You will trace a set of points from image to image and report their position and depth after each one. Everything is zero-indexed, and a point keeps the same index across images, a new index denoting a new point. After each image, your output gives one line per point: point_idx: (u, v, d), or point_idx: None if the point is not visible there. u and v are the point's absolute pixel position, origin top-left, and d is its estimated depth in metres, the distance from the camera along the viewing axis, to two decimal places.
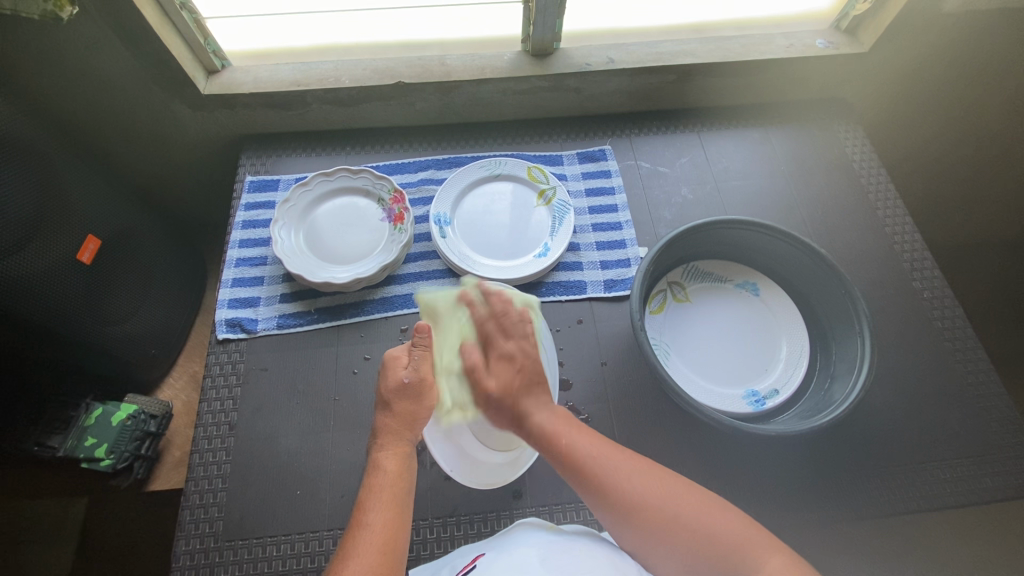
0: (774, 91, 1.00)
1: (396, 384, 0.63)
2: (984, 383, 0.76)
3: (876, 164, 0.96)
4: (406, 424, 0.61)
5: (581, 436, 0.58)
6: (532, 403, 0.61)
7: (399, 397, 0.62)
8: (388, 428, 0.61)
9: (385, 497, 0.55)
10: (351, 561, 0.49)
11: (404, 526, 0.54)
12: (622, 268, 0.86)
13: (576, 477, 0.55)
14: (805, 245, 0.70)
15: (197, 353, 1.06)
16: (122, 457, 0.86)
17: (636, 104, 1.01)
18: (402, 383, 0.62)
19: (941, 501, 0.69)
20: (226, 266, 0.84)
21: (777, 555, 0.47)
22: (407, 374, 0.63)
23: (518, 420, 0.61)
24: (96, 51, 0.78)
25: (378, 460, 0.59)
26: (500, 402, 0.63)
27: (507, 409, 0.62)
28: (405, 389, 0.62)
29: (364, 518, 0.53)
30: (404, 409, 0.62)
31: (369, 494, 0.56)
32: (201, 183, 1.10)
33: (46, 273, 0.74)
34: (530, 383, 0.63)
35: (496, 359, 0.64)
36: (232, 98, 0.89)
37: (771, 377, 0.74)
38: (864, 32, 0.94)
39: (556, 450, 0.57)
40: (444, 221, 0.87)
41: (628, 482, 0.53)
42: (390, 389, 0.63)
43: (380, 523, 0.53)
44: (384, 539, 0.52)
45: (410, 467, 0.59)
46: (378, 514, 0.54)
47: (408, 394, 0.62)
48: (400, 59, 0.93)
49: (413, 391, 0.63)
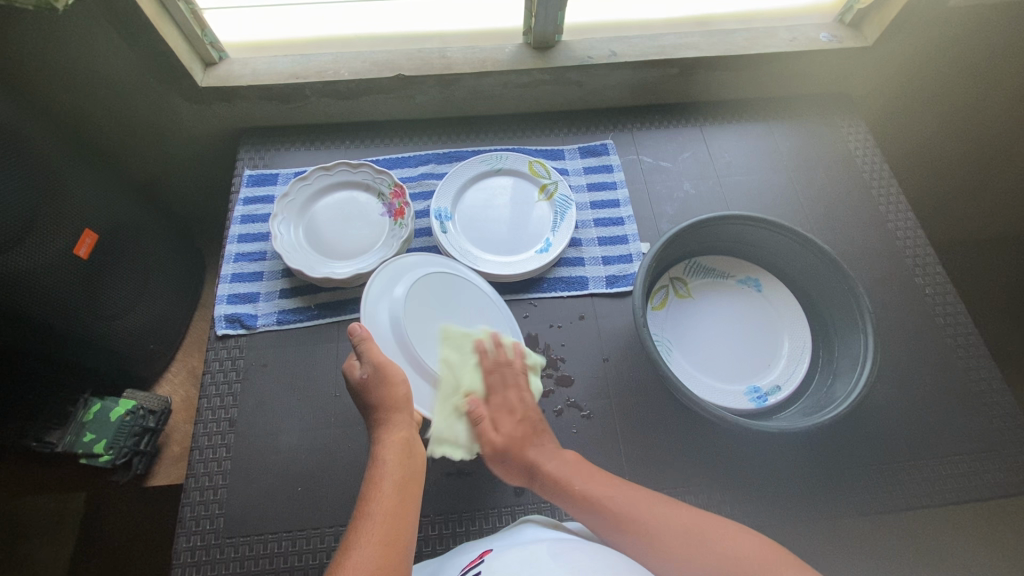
0: (777, 85, 1.00)
1: (358, 383, 0.61)
2: (985, 380, 0.76)
3: (879, 159, 0.96)
4: (394, 408, 0.60)
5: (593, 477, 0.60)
6: (539, 451, 0.63)
7: (368, 388, 0.60)
8: (379, 419, 0.60)
9: (387, 487, 0.55)
10: (353, 551, 0.49)
11: (408, 517, 0.54)
12: (624, 263, 0.85)
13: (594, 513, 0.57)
14: (809, 241, 0.70)
15: (196, 348, 1.06)
16: (121, 452, 0.85)
17: (638, 98, 1.00)
18: (361, 377, 0.61)
19: (943, 497, 0.69)
20: (225, 261, 0.84)
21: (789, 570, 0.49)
22: (362, 369, 0.61)
23: (529, 471, 0.62)
24: (93, 42, 0.78)
25: (378, 452, 0.58)
26: (506, 456, 0.62)
27: (515, 462, 0.62)
28: (368, 383, 0.60)
29: (367, 509, 0.53)
30: (379, 398, 0.60)
31: (372, 485, 0.56)
32: (200, 177, 1.09)
33: (44, 267, 0.73)
34: (534, 430, 0.64)
35: (499, 408, 0.65)
36: (230, 91, 0.88)
37: (773, 373, 0.74)
38: (868, 26, 0.93)
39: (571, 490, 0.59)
40: (445, 216, 0.86)
41: (646, 511, 0.56)
42: (357, 390, 0.61)
43: (382, 513, 0.53)
44: (387, 528, 0.52)
45: (411, 455, 0.59)
46: (380, 504, 0.54)
47: (375, 383, 0.60)
48: (400, 51, 0.92)
49: (379, 378, 0.60)
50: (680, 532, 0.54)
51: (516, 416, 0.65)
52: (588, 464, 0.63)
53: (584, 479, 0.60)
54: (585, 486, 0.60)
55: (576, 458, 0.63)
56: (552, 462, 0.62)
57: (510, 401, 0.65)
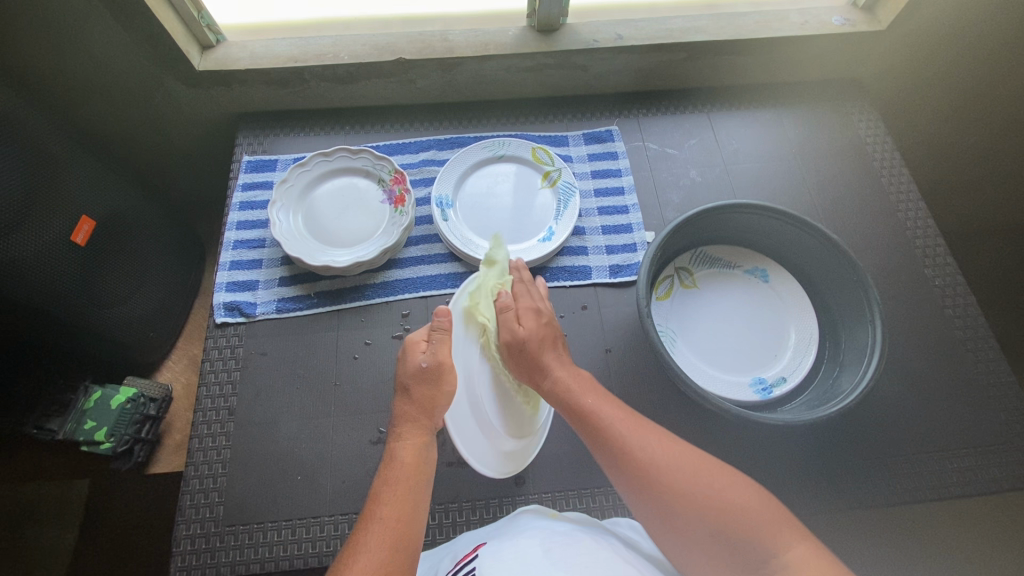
0: (787, 70, 0.97)
1: (414, 369, 0.62)
2: (994, 373, 0.75)
3: (890, 147, 0.93)
4: (424, 411, 0.60)
5: (604, 398, 0.58)
6: (553, 357, 0.63)
7: (417, 381, 0.62)
8: (407, 417, 0.60)
9: (399, 490, 0.54)
10: (360, 552, 0.48)
11: (417, 521, 0.52)
12: (628, 252, 0.84)
13: (626, 475, 0.53)
14: (819, 231, 0.68)
15: (196, 336, 1.05)
16: (122, 440, 0.84)
17: (645, 83, 0.98)
18: (420, 367, 0.62)
19: (947, 490, 0.68)
20: (224, 248, 0.83)
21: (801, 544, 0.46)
22: (425, 359, 0.63)
23: (539, 372, 0.62)
24: (86, 23, 0.76)
25: (395, 451, 0.58)
26: (522, 352, 0.64)
27: (532, 359, 0.63)
28: (423, 373, 0.62)
29: (377, 509, 0.52)
30: (422, 394, 0.61)
31: (385, 486, 0.54)
32: (198, 162, 1.08)
33: (41, 253, 0.73)
34: (552, 339, 0.65)
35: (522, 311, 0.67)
36: (227, 75, 0.86)
37: (779, 365, 0.73)
38: (882, 8, 0.91)
39: (578, 404, 0.58)
40: (446, 204, 0.84)
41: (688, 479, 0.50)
42: (409, 373, 0.62)
43: (393, 517, 0.51)
44: (395, 533, 0.50)
45: (426, 460, 0.58)
46: (392, 507, 0.52)
47: (426, 377, 0.62)
48: (400, 34, 0.90)
49: (432, 375, 0.62)
50: (664, 471, 0.51)
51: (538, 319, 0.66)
52: (601, 386, 0.61)
53: (596, 396, 0.59)
54: (596, 406, 0.58)
55: (591, 378, 0.62)
56: (564, 371, 0.62)
57: (540, 307, 0.68)
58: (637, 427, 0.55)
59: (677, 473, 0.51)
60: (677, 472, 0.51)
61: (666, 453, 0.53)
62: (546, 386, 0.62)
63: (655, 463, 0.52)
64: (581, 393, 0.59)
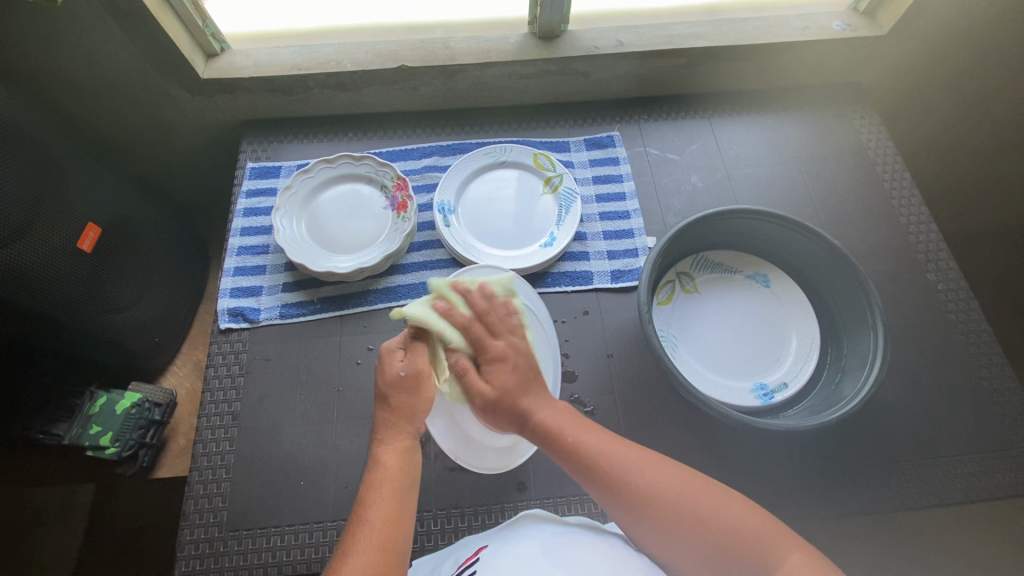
0: (787, 75, 0.98)
1: (393, 378, 0.58)
2: (997, 378, 0.74)
3: (891, 150, 0.94)
4: (405, 417, 0.57)
5: (586, 429, 0.56)
6: (535, 400, 0.59)
7: (396, 389, 0.58)
8: (388, 421, 0.58)
9: (386, 493, 0.52)
10: (348, 559, 0.47)
11: (406, 520, 0.52)
12: (629, 258, 0.84)
13: (610, 496, 0.51)
14: (818, 237, 0.69)
15: (202, 341, 1.06)
16: (127, 445, 0.86)
17: (646, 88, 0.98)
18: (399, 376, 0.58)
19: (949, 496, 0.68)
20: (228, 254, 0.83)
21: (797, 553, 0.46)
22: (404, 366, 0.58)
23: (522, 420, 0.58)
24: (93, 32, 0.77)
25: (379, 455, 0.56)
26: (499, 407, 0.58)
27: (508, 411, 0.58)
28: (402, 382, 0.58)
29: (364, 514, 0.51)
30: (402, 402, 0.58)
31: (370, 490, 0.53)
32: (202, 168, 1.08)
33: (46, 261, 0.73)
34: (529, 381, 0.60)
35: (488, 364, 0.59)
36: (232, 83, 0.87)
37: (781, 369, 0.73)
38: (883, 13, 0.91)
39: (566, 446, 0.55)
40: (448, 210, 0.85)
41: (670, 492, 0.50)
42: (387, 381, 0.58)
43: (380, 520, 0.50)
44: (384, 534, 0.50)
45: (412, 461, 0.56)
46: (377, 510, 0.51)
47: (404, 387, 0.58)
48: (403, 42, 0.90)
49: (412, 382, 0.58)
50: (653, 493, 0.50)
51: (507, 366, 0.59)
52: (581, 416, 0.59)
53: (579, 431, 0.56)
54: (578, 439, 0.55)
55: (570, 412, 0.59)
56: (544, 412, 0.58)
57: (502, 352, 0.60)
58: (617, 445, 0.54)
59: (668, 501, 0.49)
60: (663, 494, 0.49)
61: (650, 476, 0.51)
62: (531, 433, 0.58)
63: (643, 490, 0.50)
64: (562, 431, 0.56)
